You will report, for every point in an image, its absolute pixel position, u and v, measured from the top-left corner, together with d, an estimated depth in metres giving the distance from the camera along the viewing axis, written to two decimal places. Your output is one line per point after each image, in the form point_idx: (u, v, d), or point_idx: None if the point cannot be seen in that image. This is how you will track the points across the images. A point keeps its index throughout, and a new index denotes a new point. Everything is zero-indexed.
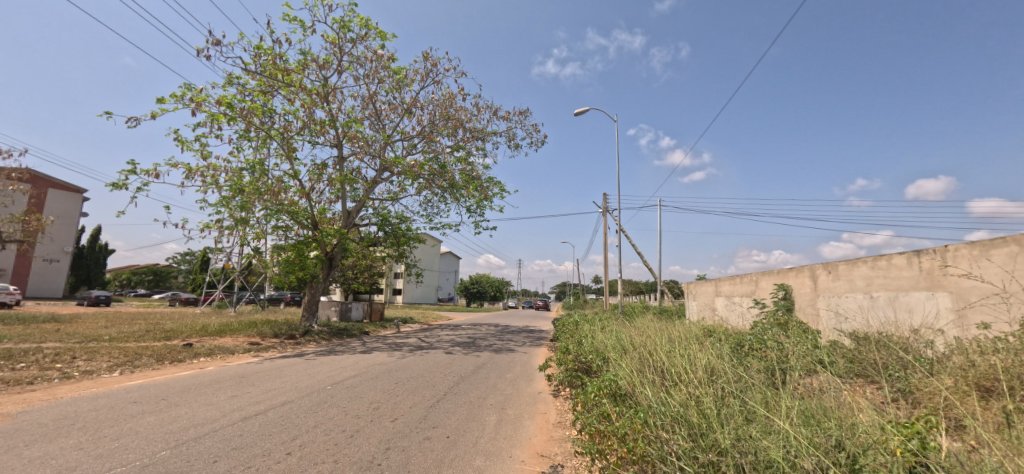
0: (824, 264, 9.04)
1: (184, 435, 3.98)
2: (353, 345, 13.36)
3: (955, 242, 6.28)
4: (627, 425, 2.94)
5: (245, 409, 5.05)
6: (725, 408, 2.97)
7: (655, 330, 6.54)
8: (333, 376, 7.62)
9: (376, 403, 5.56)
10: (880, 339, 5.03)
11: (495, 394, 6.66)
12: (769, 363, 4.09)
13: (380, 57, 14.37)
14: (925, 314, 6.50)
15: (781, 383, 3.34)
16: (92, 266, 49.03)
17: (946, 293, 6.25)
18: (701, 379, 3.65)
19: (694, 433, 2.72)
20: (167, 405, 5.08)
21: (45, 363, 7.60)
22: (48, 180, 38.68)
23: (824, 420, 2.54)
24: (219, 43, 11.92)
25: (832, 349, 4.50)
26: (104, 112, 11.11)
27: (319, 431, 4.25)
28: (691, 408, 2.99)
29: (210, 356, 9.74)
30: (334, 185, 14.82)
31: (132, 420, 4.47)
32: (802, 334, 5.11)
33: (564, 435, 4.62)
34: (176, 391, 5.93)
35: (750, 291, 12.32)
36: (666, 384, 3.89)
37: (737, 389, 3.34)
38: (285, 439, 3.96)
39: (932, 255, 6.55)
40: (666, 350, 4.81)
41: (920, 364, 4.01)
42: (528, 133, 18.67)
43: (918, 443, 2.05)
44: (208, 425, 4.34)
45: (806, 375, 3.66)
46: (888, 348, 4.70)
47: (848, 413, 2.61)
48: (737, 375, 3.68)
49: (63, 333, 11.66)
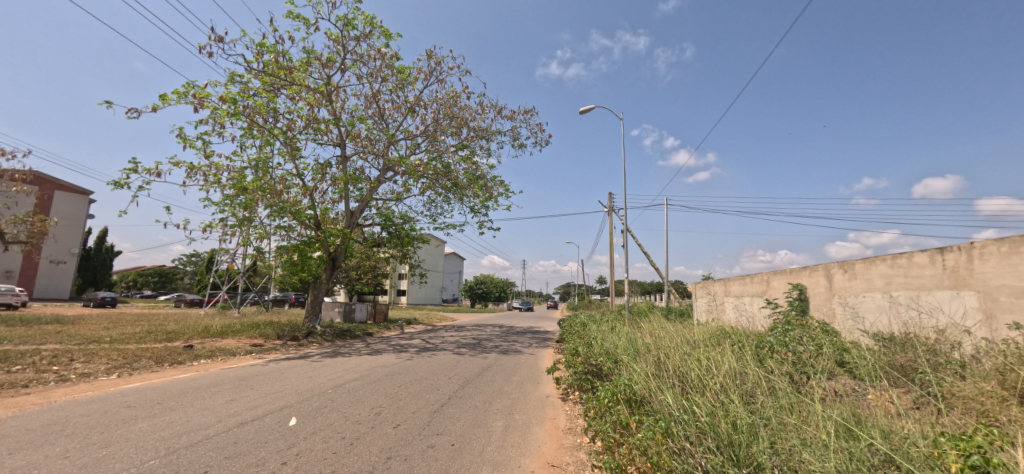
0: (840, 263, 8.86)
1: (174, 443, 3.90)
2: (357, 346, 13.23)
3: (982, 239, 6.12)
4: (650, 436, 2.83)
5: (241, 414, 4.98)
6: (755, 416, 2.85)
7: (667, 333, 6.39)
8: (335, 379, 7.54)
9: (377, 408, 5.48)
10: (904, 344, 4.87)
11: (501, 398, 6.55)
12: (794, 368, 3.98)
13: (385, 56, 14.33)
14: (951, 314, 6.33)
15: (809, 389, 3.23)
16: (100, 268, 49.62)
17: (972, 293, 6.09)
18: (724, 383, 3.55)
19: (725, 445, 2.61)
20: (160, 411, 5.02)
21: (41, 366, 7.55)
22: (55, 182, 39.19)
23: (866, 432, 2.43)
24: (221, 41, 11.88)
25: (856, 350, 4.39)
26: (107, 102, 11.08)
27: (317, 439, 4.17)
28: (718, 417, 2.88)
29: (210, 358, 9.68)
30: (337, 184, 14.84)
31: (124, 426, 4.41)
32: (821, 336, 5.00)
33: (575, 442, 4.52)
34: (172, 395, 5.87)
35: (761, 291, 12.12)
36: (687, 391, 3.78)
37: (764, 395, 3.24)
38: (281, 448, 3.87)
39: (957, 253, 6.40)
40: (682, 353, 4.71)
41: (954, 369, 3.88)
42: (534, 133, 18.68)
43: (978, 457, 1.91)
44: (202, 432, 4.27)
45: (831, 380, 3.58)
46: (914, 351, 4.56)
47: (891, 423, 2.50)
48: (760, 378, 3.57)
49: (65, 335, 11.70)
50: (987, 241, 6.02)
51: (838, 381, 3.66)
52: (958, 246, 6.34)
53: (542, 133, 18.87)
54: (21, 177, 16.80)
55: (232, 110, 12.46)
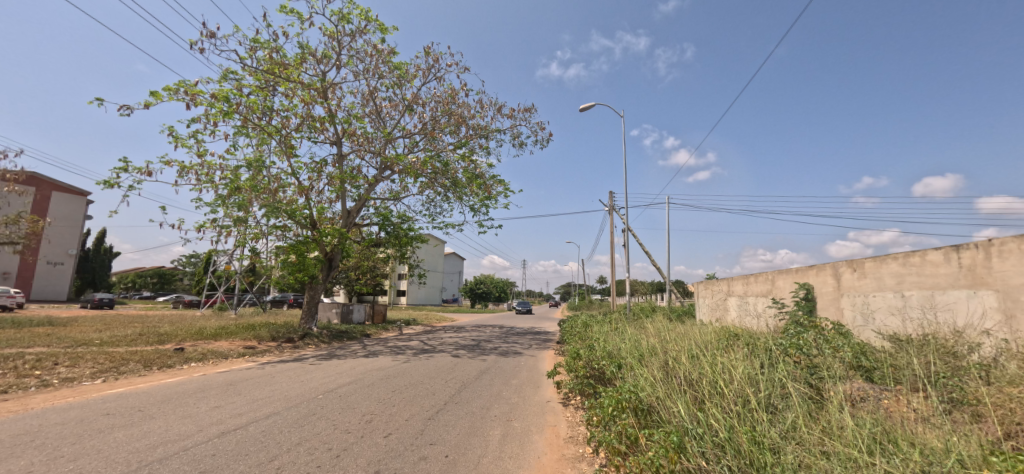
0: (849, 261, 8.76)
1: (148, 456, 3.79)
2: (353, 348, 13.12)
3: (1000, 236, 5.99)
4: (663, 453, 2.74)
5: (224, 422, 4.89)
6: (771, 429, 2.76)
7: (671, 334, 6.26)
8: (328, 383, 7.42)
9: (369, 415, 5.37)
10: (922, 345, 4.72)
11: (500, 403, 6.44)
12: (808, 373, 3.89)
13: (380, 52, 14.21)
14: (969, 314, 6.22)
15: (829, 397, 3.13)
16: (99, 269, 49.59)
17: (991, 292, 6.00)
18: (737, 391, 3.43)
19: (746, 465, 2.50)
20: (139, 419, 4.91)
21: (24, 370, 7.46)
22: (52, 183, 39.21)
23: (896, 449, 2.33)
24: (213, 37, 11.79)
25: (875, 359, 4.26)
26: (96, 99, 11.03)
27: (302, 450, 4.05)
28: (736, 431, 2.78)
29: (201, 361, 9.58)
30: (334, 184, 14.75)
31: (98, 436, 4.30)
32: (835, 338, 4.90)
33: (576, 453, 4.42)
34: (155, 402, 5.75)
35: (766, 290, 12.03)
36: (700, 399, 3.67)
37: (781, 406, 3.14)
38: (262, 461, 3.75)
39: (974, 250, 6.31)
40: (690, 358, 4.61)
41: (979, 372, 3.79)
42: (534, 131, 18.71)
43: None
44: (180, 442, 4.17)
45: (848, 385, 3.47)
46: (932, 353, 4.45)
47: (921, 437, 2.40)
48: (776, 386, 3.45)
49: (55, 338, 11.58)
50: (1005, 238, 5.90)
51: (855, 387, 3.57)
52: (976, 243, 6.25)
53: (542, 130, 18.91)
54: (14, 177, 16.66)
55: (225, 108, 12.36)
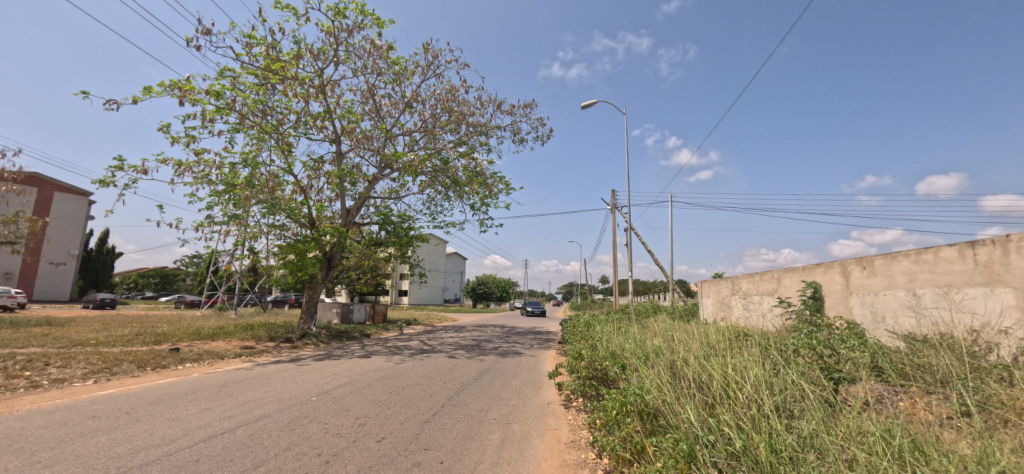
0: (858, 260, 8.65)
1: (129, 461, 3.73)
2: (352, 348, 13.07)
3: (1018, 232, 5.89)
4: (672, 463, 2.67)
5: (212, 426, 4.83)
6: (789, 437, 2.66)
7: (676, 335, 6.14)
8: (323, 384, 7.35)
9: (363, 418, 5.32)
10: (939, 343, 4.62)
11: (499, 406, 6.35)
12: (822, 377, 3.79)
13: (379, 48, 14.15)
14: (987, 313, 6.10)
15: (844, 401, 3.05)
16: (101, 270, 49.86)
17: (1008, 289, 5.89)
18: (750, 394, 3.34)
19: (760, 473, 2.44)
20: (126, 422, 4.86)
21: (17, 370, 7.45)
22: (53, 184, 39.31)
23: (921, 459, 2.25)
24: (209, 33, 11.73)
25: (894, 361, 4.14)
26: (82, 92, 11.40)
27: (290, 456, 3.98)
28: (750, 439, 2.70)
29: (196, 361, 9.56)
30: (332, 182, 14.67)
31: (79, 440, 4.24)
32: (849, 337, 4.81)
33: (578, 459, 4.34)
34: (143, 404, 5.68)
35: (772, 289, 11.93)
36: (711, 403, 3.60)
37: (798, 411, 3.04)
38: (247, 467, 3.68)
39: (990, 247, 6.20)
40: (697, 358, 4.54)
41: (1002, 376, 3.70)
42: (533, 126, 18.86)
43: None
44: (164, 447, 4.11)
45: (864, 389, 3.41)
46: (951, 351, 4.35)
47: (944, 444, 2.32)
48: (789, 389, 3.35)
49: (49, 339, 11.56)
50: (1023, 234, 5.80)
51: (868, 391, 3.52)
52: (993, 240, 6.14)
53: (542, 127, 19.13)
54: (12, 176, 16.69)
55: (221, 105, 12.31)
